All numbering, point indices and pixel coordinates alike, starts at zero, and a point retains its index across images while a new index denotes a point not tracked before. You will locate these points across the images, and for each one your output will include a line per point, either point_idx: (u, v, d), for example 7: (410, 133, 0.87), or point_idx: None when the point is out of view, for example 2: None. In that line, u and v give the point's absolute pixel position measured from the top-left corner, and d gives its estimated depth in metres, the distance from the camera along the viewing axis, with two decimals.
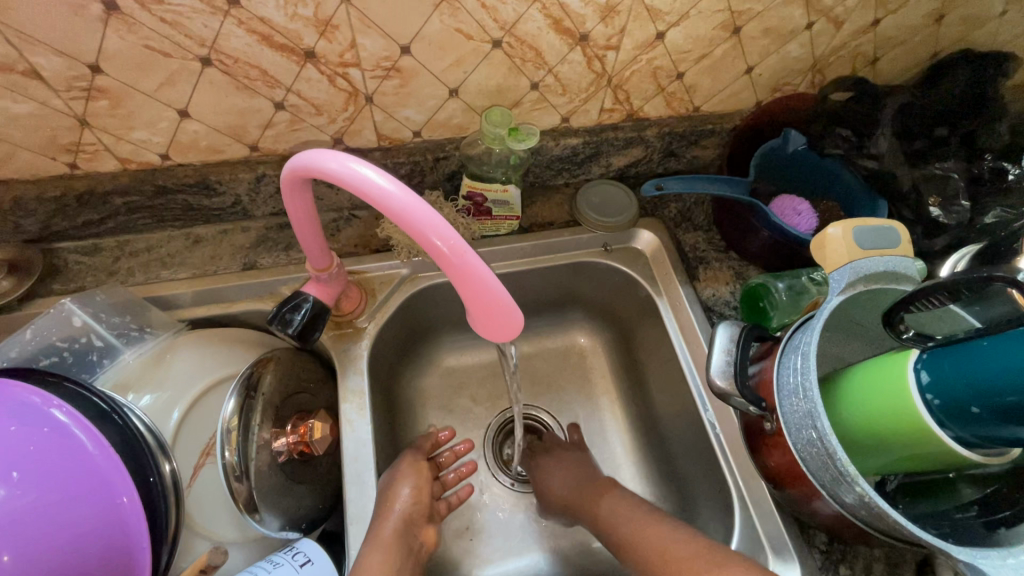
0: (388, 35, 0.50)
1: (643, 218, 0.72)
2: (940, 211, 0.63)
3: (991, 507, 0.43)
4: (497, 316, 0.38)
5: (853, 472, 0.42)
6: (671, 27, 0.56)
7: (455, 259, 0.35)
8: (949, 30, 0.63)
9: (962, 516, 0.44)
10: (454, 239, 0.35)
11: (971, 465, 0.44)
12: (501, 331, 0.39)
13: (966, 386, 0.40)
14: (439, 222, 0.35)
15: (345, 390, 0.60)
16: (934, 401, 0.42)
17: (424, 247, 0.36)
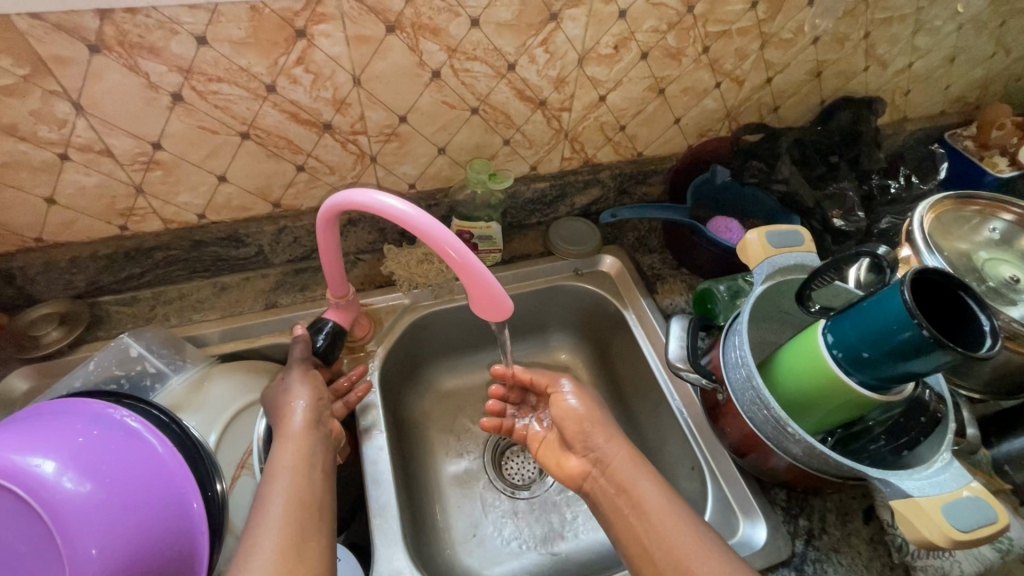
0: (389, 109, 0.63)
1: (606, 246, 0.85)
2: (842, 221, 0.77)
3: (898, 436, 0.55)
4: (493, 303, 0.50)
5: (785, 417, 0.52)
6: (609, 92, 0.71)
7: (462, 260, 0.47)
8: (829, 82, 0.81)
9: (877, 446, 0.56)
10: (458, 243, 0.47)
11: (881, 407, 0.54)
12: (498, 313, 0.51)
13: (859, 339, 0.51)
14: (448, 235, 0.46)
15: (362, 405, 0.68)
16: (841, 354, 0.53)
17: (438, 253, 0.47)
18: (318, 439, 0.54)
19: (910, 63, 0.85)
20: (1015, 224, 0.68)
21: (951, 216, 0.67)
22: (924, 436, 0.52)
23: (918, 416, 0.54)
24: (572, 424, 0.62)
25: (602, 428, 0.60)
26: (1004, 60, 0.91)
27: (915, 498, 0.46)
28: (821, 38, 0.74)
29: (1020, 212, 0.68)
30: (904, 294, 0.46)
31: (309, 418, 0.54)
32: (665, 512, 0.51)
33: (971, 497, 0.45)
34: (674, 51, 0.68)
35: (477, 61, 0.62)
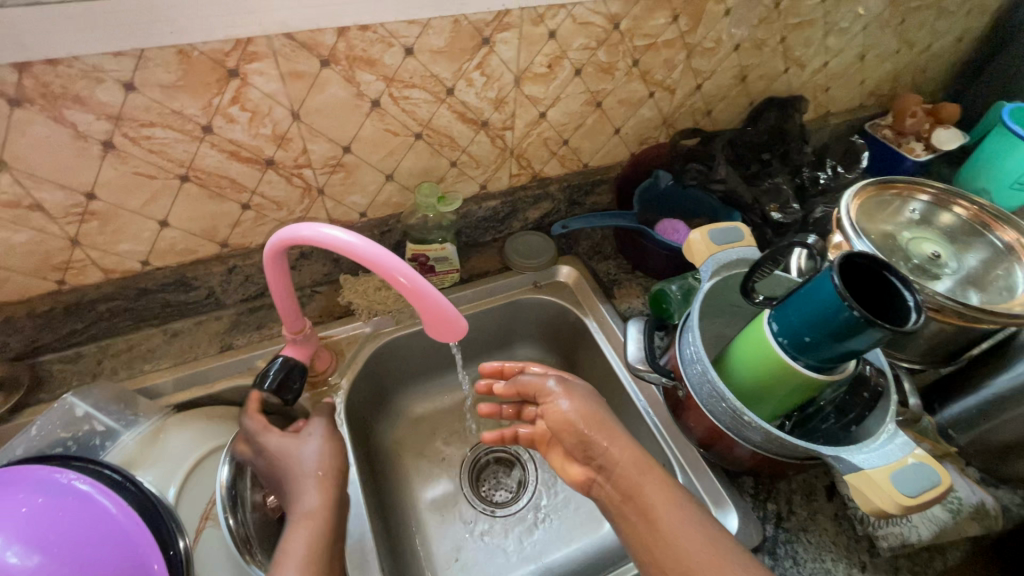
0: (332, 140, 0.63)
1: (561, 256, 0.87)
2: (780, 214, 0.81)
3: (844, 413, 0.58)
4: (447, 326, 0.50)
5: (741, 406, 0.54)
6: (549, 108, 0.73)
7: (415, 289, 0.47)
8: (754, 84, 0.87)
9: (828, 424, 0.59)
10: (410, 273, 0.46)
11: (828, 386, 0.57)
12: (453, 335, 0.51)
13: (802, 325, 0.53)
14: (399, 263, 0.46)
15: (328, 440, 0.66)
16: (786, 340, 0.55)
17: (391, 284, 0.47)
18: (336, 519, 0.51)
19: (826, 62, 0.91)
20: (932, 202, 0.73)
21: (874, 202, 0.71)
22: (869, 411, 0.55)
23: (862, 392, 0.57)
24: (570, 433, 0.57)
25: (604, 432, 0.56)
26: (909, 54, 0.99)
27: (866, 472, 0.48)
28: (741, 45, 0.79)
29: (935, 192, 0.73)
30: (834, 279, 0.49)
31: (327, 496, 0.52)
32: (678, 520, 0.50)
33: (916, 463, 0.48)
34: (606, 66, 0.71)
35: (415, 88, 0.63)
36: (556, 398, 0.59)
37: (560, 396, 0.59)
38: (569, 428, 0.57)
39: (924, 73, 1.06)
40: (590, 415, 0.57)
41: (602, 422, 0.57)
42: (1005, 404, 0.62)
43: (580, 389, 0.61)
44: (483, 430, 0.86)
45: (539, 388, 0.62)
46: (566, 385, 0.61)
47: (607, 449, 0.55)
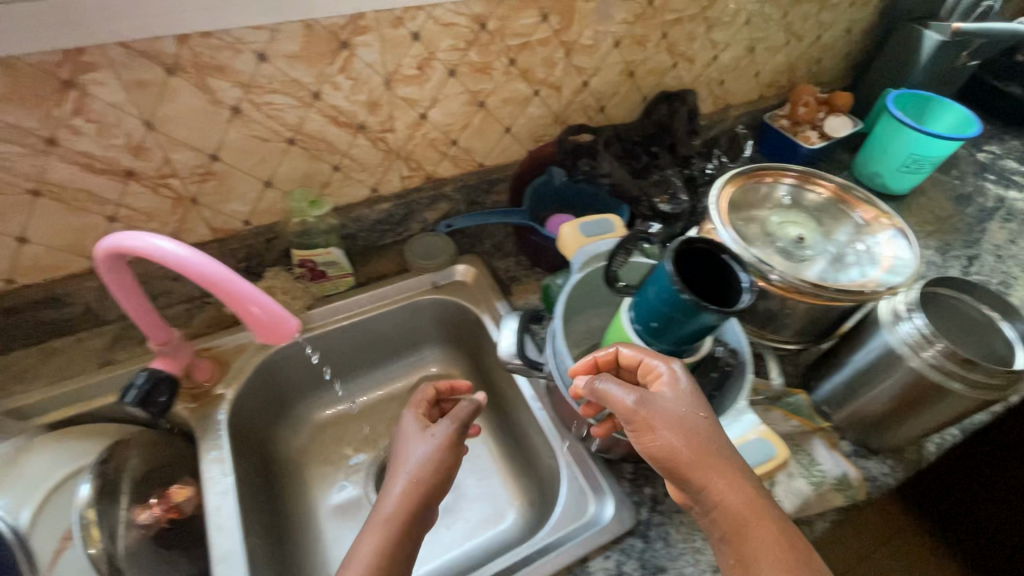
0: (195, 148, 0.63)
1: (462, 256, 0.88)
2: (668, 205, 0.83)
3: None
4: (283, 333, 0.52)
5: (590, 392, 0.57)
6: (429, 109, 0.74)
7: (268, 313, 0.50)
8: (643, 79, 0.89)
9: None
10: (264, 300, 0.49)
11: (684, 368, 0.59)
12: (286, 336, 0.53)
13: (650, 311, 0.54)
14: (252, 291, 0.49)
15: (205, 453, 0.65)
16: (640, 326, 0.57)
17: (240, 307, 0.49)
18: (414, 523, 0.49)
19: (715, 56, 0.93)
20: (796, 183, 0.76)
21: (743, 189, 0.73)
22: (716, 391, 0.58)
23: (713, 373, 0.59)
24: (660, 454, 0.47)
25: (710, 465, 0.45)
26: (800, 46, 1.03)
27: None
28: (621, 42, 0.81)
29: (796, 174, 0.75)
30: (668, 266, 0.50)
31: (405, 507, 0.49)
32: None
33: None
34: (482, 66, 0.72)
35: (276, 93, 0.62)
36: (657, 413, 0.48)
37: (660, 405, 0.48)
38: (663, 456, 0.46)
39: (819, 64, 1.09)
40: (693, 442, 0.46)
41: (713, 448, 0.46)
42: (863, 377, 0.65)
43: (685, 412, 0.48)
44: (390, 433, 0.87)
45: (631, 395, 0.49)
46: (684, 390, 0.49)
47: (708, 483, 0.45)
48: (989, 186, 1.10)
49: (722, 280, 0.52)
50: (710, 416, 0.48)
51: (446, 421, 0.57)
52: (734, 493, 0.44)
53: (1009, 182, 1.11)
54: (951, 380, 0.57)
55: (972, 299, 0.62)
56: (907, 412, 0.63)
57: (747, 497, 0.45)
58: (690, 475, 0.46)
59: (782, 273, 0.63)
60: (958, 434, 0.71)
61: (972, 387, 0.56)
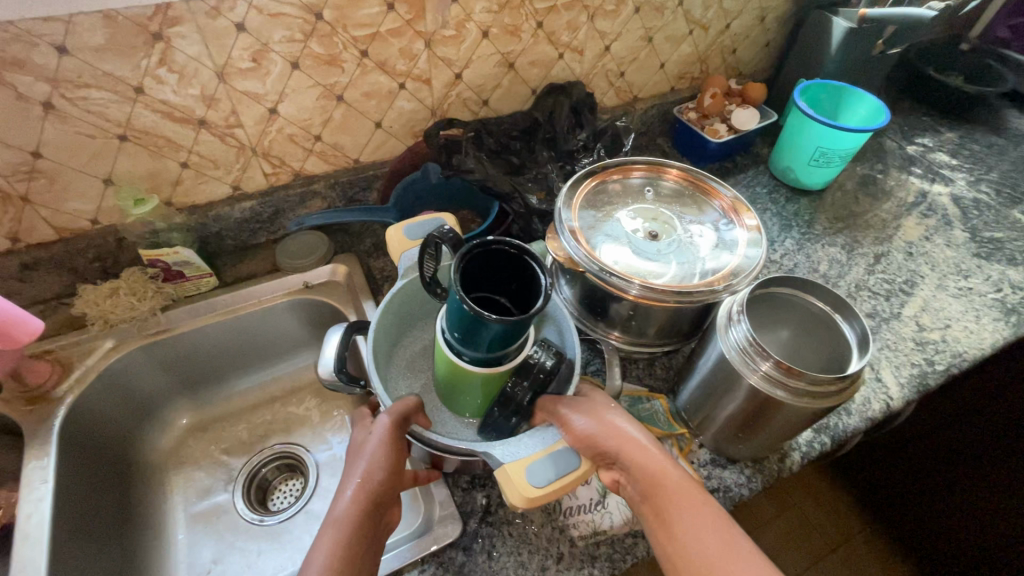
0: (12, 145, 0.61)
1: (339, 255, 0.85)
2: (544, 202, 0.80)
3: (509, 404, 0.55)
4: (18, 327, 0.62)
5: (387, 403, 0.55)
6: (278, 104, 0.72)
7: None
8: (526, 71, 0.86)
9: (494, 414, 0.56)
10: None
11: (498, 378, 0.55)
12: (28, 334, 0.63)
13: (454, 319, 0.50)
14: None
15: (30, 458, 0.63)
16: (451, 335, 0.52)
17: None
18: (371, 520, 0.46)
19: (607, 47, 0.90)
20: (648, 176, 0.73)
21: (597, 186, 0.71)
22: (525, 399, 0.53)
23: (523, 381, 0.54)
24: (602, 443, 0.50)
25: (645, 450, 0.50)
26: (707, 36, 0.99)
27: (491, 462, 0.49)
28: (490, 32, 0.78)
29: (642, 167, 0.73)
30: (454, 271, 0.46)
31: (356, 507, 0.46)
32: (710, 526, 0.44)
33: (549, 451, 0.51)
34: (328, 58, 0.70)
35: (90, 88, 0.60)
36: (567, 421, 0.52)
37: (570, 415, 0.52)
38: (604, 445, 0.50)
39: (734, 54, 1.05)
40: (620, 433, 0.51)
41: (610, 435, 0.51)
42: (711, 386, 0.61)
43: (604, 408, 0.54)
44: (265, 436, 0.85)
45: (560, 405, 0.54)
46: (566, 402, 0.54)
47: (634, 465, 0.49)
48: (914, 180, 1.05)
49: (523, 283, 0.49)
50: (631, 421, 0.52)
51: (384, 413, 0.53)
52: (637, 458, 0.49)
53: (936, 175, 1.05)
54: (775, 388, 0.53)
55: (810, 296, 0.59)
56: (755, 424, 0.59)
57: (649, 469, 0.49)
58: (631, 461, 0.49)
59: (640, 286, 0.60)
60: (827, 442, 0.67)
61: (797, 396, 0.52)
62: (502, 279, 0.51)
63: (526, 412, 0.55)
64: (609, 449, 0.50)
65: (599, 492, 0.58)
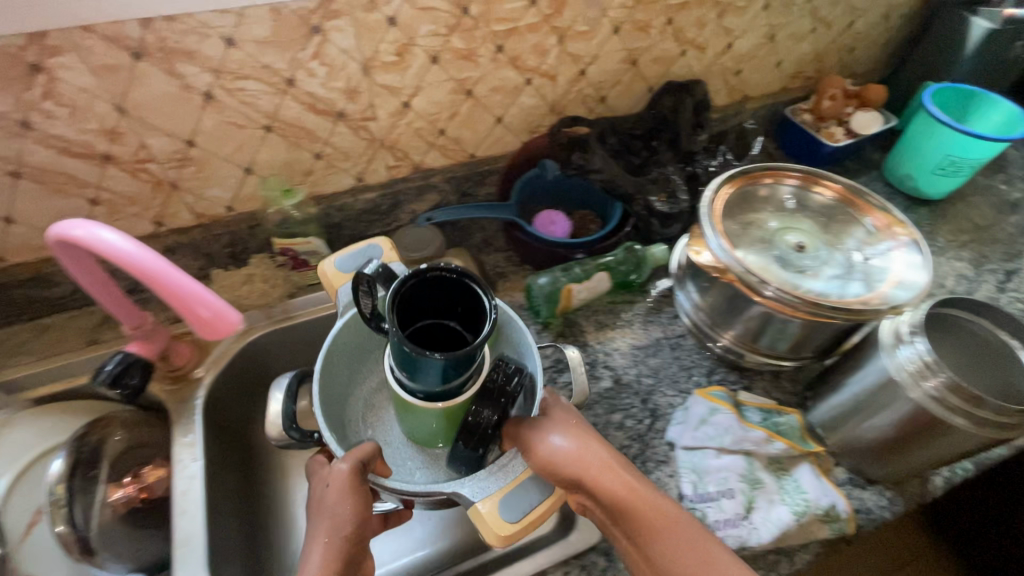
0: (171, 134, 0.63)
1: (451, 249, 0.86)
2: (666, 204, 0.79)
3: (475, 434, 0.52)
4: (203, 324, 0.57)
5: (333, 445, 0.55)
6: (412, 97, 0.72)
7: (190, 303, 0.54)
8: (647, 68, 0.83)
9: (459, 446, 0.54)
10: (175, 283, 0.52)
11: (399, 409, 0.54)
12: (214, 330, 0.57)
13: (400, 356, 0.49)
14: (181, 285, 0.53)
15: (179, 436, 0.66)
16: (399, 373, 0.51)
17: (182, 303, 0.53)
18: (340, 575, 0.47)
19: (729, 44, 0.87)
20: (801, 184, 0.70)
21: (743, 188, 0.68)
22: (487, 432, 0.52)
23: (485, 411, 0.52)
24: (563, 469, 0.50)
25: (630, 474, 0.50)
26: (828, 34, 0.94)
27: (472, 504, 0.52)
28: (620, 28, 0.76)
29: (800, 174, 0.69)
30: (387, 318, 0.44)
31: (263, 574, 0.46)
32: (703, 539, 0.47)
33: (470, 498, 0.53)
34: (466, 53, 0.69)
35: (248, 79, 0.61)
36: (541, 444, 0.51)
37: (552, 436, 0.52)
38: (571, 471, 0.50)
39: (852, 54, 1.00)
40: (559, 461, 0.51)
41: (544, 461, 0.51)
42: (865, 405, 0.59)
43: (575, 424, 0.54)
44: None
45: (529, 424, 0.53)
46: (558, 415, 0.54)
47: (621, 489, 0.49)
48: None
49: (470, 305, 0.48)
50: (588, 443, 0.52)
51: (341, 461, 0.52)
52: (607, 479, 0.49)
53: None
54: (953, 415, 0.52)
55: (985, 321, 0.57)
56: (909, 446, 0.57)
57: (616, 491, 0.49)
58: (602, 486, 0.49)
59: (779, 288, 0.58)
60: (970, 469, 0.65)
61: (976, 423, 0.51)
62: (441, 304, 0.50)
63: (491, 441, 0.53)
64: (574, 475, 0.50)
65: (745, 508, 0.58)
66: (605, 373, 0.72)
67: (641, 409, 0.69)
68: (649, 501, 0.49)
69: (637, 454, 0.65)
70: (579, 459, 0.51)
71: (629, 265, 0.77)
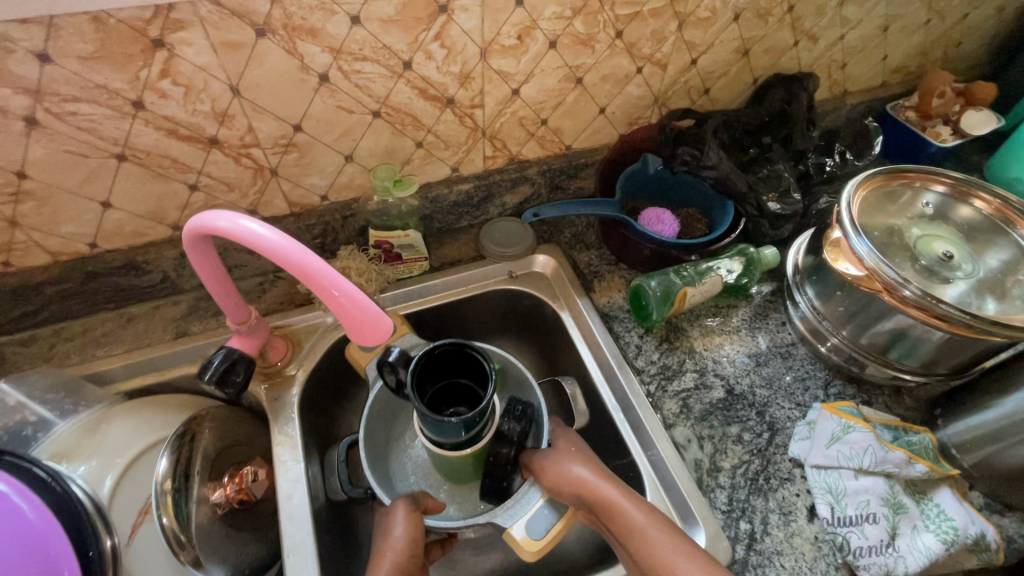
0: (280, 118, 0.59)
1: (541, 245, 0.82)
2: (778, 205, 0.75)
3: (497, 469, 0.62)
4: (370, 328, 0.46)
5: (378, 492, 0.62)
6: (522, 84, 0.67)
7: (343, 303, 0.44)
8: (758, 59, 0.78)
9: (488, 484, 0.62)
10: (326, 270, 0.43)
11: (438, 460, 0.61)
12: (377, 338, 0.47)
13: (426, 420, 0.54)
14: (330, 272, 0.43)
15: (278, 435, 0.64)
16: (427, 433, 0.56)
17: (321, 295, 0.44)
18: None
19: (842, 35, 0.81)
20: (949, 194, 0.65)
21: (881, 192, 0.64)
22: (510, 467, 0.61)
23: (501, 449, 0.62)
24: (569, 487, 0.58)
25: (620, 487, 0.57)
26: (941, 27, 0.88)
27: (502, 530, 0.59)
28: (741, 15, 0.71)
29: (952, 181, 0.65)
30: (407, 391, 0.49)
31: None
32: (659, 537, 0.52)
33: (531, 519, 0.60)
34: (585, 38, 0.65)
35: (366, 61, 0.57)
36: (556, 470, 0.59)
37: (558, 464, 0.59)
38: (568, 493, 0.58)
39: (959, 48, 0.94)
40: (571, 477, 0.58)
41: (557, 481, 0.59)
42: (1022, 427, 0.55)
43: (578, 451, 0.62)
44: None
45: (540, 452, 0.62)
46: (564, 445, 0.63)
47: (609, 502, 0.56)
48: None
49: (475, 369, 0.53)
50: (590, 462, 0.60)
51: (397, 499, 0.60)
52: (601, 487, 0.57)
53: None
54: None
55: None
56: None
57: (607, 498, 0.56)
58: (599, 499, 0.56)
59: (918, 289, 0.54)
60: None
61: None
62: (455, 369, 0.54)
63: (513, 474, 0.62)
64: (576, 490, 0.58)
65: (889, 534, 0.55)
66: (717, 383, 0.69)
67: (758, 421, 0.66)
68: (637, 506, 0.55)
69: (759, 470, 0.62)
70: (585, 482, 0.58)
71: (740, 269, 0.73)
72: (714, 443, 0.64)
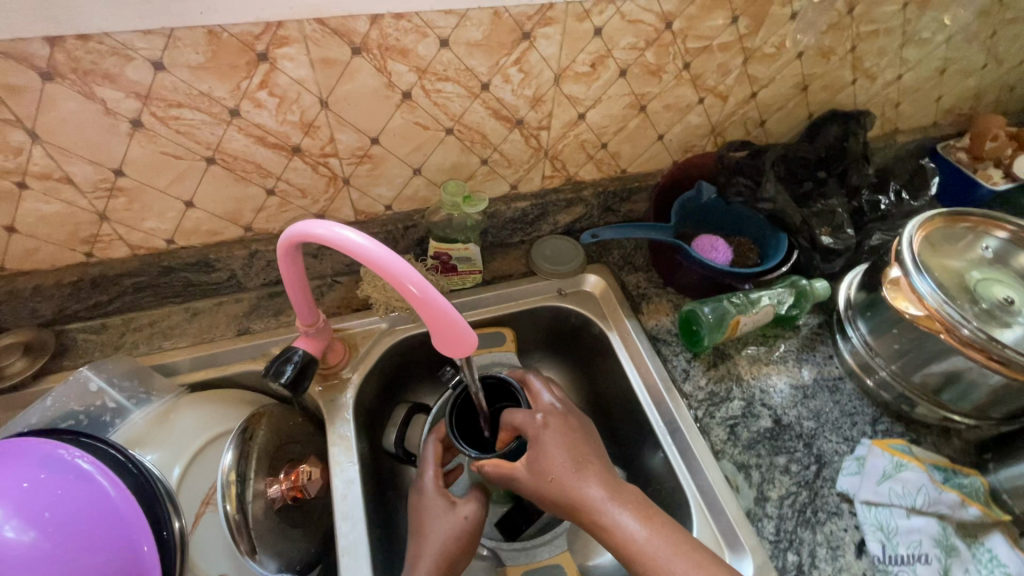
0: (360, 130, 0.61)
1: (590, 265, 0.83)
2: (830, 239, 0.77)
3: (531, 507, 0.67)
4: (456, 339, 0.48)
5: None
6: (589, 109, 0.69)
7: (424, 299, 0.45)
8: (815, 96, 0.79)
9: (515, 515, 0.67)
10: (416, 278, 0.44)
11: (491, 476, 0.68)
12: (462, 349, 0.48)
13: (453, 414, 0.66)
14: (407, 270, 0.44)
15: (334, 435, 0.66)
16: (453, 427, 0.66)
17: (399, 291, 0.45)
18: None
19: (899, 76, 0.82)
20: (1010, 241, 0.66)
21: (941, 234, 0.66)
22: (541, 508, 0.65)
23: None
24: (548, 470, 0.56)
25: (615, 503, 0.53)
26: (996, 71, 0.89)
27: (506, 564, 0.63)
28: (805, 52, 0.72)
29: (1016, 229, 0.65)
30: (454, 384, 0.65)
31: None
32: (673, 558, 0.50)
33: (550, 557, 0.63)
34: (654, 68, 0.67)
35: (448, 81, 0.60)
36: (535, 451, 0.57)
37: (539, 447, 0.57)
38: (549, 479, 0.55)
39: (1011, 92, 0.95)
40: (570, 491, 0.54)
41: (570, 502, 0.54)
42: None
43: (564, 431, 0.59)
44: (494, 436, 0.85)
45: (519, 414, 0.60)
46: (563, 440, 0.58)
47: (612, 525, 0.52)
48: None
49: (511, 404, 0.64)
50: (575, 447, 0.57)
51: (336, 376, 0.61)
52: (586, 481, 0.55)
53: None
54: None
55: None
56: None
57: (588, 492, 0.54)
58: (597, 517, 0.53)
59: (977, 328, 0.55)
60: None
61: None
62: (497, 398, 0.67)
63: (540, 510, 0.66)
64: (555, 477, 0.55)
65: None
66: (765, 412, 0.69)
67: (806, 453, 0.66)
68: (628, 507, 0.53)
69: (807, 502, 0.62)
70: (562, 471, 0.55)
71: (791, 301, 0.75)
72: (761, 473, 0.64)
